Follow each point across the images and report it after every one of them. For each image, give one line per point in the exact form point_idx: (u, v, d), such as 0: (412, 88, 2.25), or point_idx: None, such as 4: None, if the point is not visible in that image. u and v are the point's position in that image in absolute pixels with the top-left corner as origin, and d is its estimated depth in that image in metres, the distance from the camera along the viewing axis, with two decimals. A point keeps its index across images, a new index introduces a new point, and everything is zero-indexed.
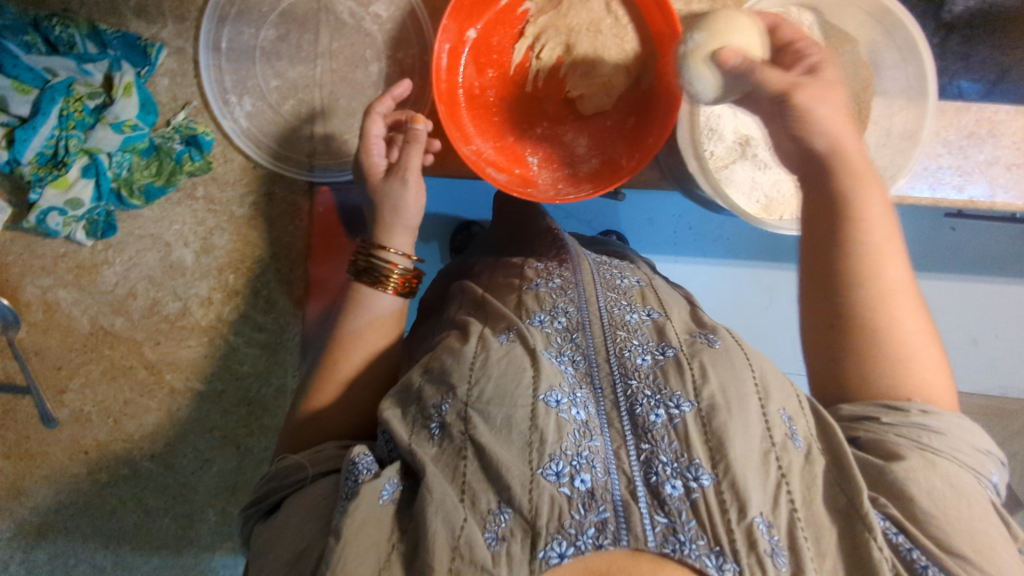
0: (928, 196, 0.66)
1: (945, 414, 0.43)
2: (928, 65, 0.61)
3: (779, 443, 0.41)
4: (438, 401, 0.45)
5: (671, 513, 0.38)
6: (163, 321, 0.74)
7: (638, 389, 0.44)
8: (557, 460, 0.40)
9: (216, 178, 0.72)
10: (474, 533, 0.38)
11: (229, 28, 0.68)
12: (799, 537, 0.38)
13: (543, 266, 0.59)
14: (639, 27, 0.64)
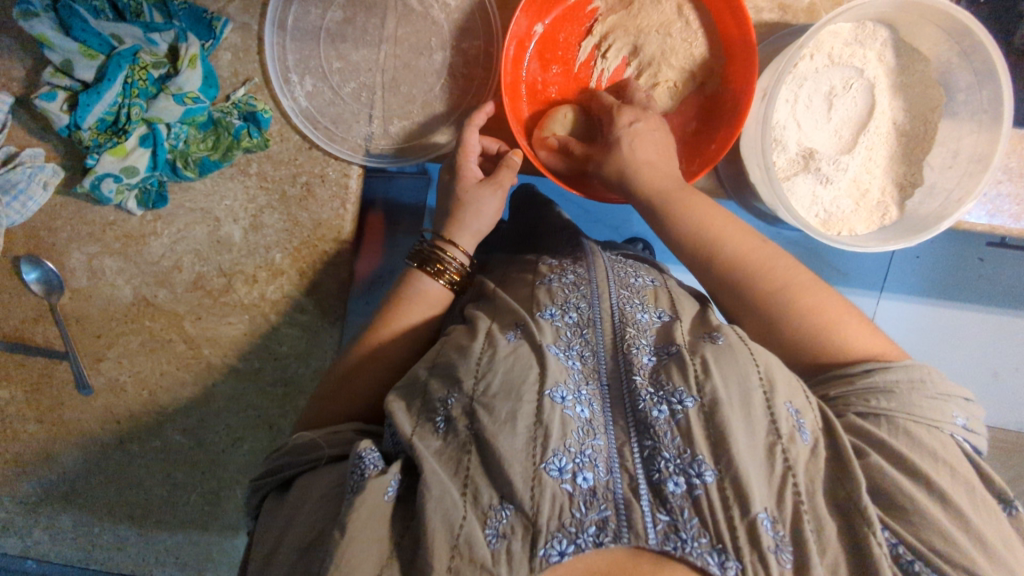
0: (985, 223, 0.68)
1: (896, 369, 0.49)
2: (1006, 88, 0.57)
3: (786, 435, 0.45)
4: (442, 395, 0.47)
5: (673, 510, 0.42)
6: (207, 295, 0.72)
7: (643, 382, 0.48)
8: (560, 457, 0.43)
9: (271, 155, 0.69)
10: (474, 531, 0.41)
11: (297, 7, 0.68)
12: (804, 529, 0.42)
13: (558, 262, 0.63)
14: (708, 33, 0.65)
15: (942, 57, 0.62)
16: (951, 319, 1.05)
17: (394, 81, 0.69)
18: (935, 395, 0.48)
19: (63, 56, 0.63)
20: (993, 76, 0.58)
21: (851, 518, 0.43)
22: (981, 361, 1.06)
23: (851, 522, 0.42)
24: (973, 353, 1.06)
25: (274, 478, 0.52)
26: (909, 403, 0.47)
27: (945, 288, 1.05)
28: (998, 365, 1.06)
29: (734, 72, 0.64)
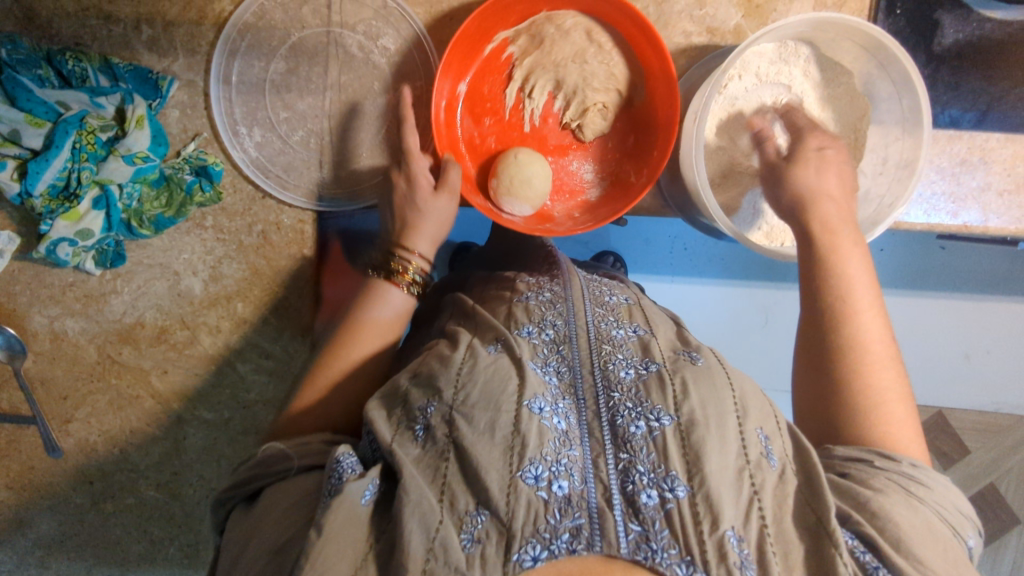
0: (923, 221, 0.71)
1: (933, 473, 0.48)
2: (924, 97, 0.60)
3: (753, 461, 0.45)
4: (423, 405, 0.48)
5: (645, 521, 0.42)
6: (171, 349, 0.72)
7: (622, 399, 0.49)
8: (536, 465, 0.43)
9: (225, 208, 0.70)
10: (449, 536, 0.41)
11: (240, 61, 0.69)
12: (769, 552, 0.42)
13: (534, 279, 0.65)
14: (623, 51, 0.68)
15: (862, 70, 0.65)
16: (915, 308, 1.10)
17: (342, 125, 0.71)
18: (958, 508, 0.48)
19: (9, 127, 0.64)
20: (909, 87, 0.60)
21: (819, 539, 0.42)
22: (955, 346, 1.11)
23: (818, 538, 0.42)
24: (947, 341, 1.11)
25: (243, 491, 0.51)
26: (936, 492, 0.47)
27: (909, 279, 1.08)
28: (970, 349, 1.11)
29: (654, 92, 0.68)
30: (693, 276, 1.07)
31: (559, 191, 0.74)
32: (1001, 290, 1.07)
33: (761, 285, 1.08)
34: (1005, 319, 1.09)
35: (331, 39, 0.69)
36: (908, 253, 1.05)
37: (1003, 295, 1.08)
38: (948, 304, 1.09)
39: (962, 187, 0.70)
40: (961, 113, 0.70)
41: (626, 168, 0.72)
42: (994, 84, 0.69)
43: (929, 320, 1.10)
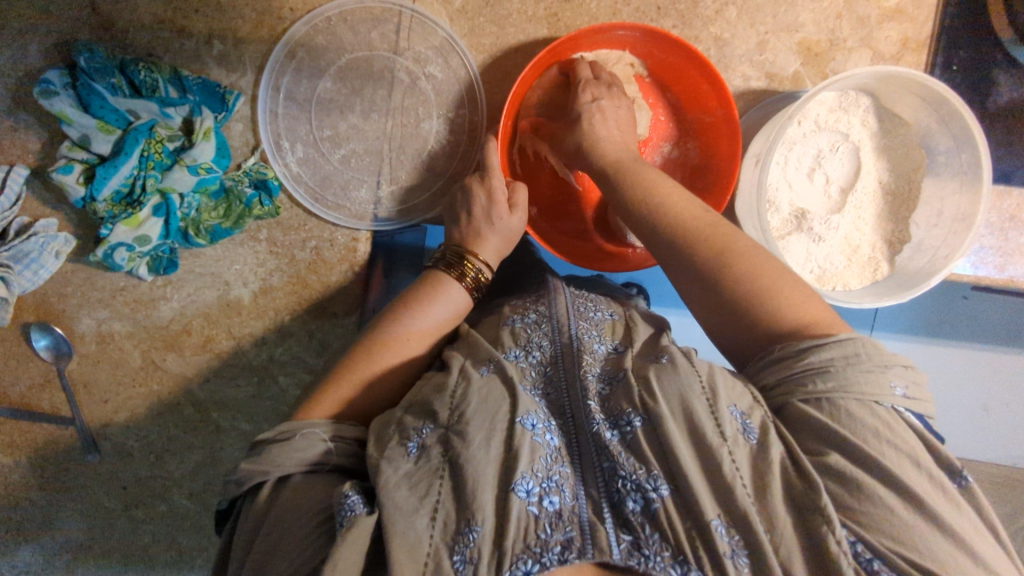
0: (971, 273, 0.71)
1: (828, 346, 0.46)
2: (984, 153, 0.60)
3: (730, 437, 0.44)
4: (418, 425, 0.48)
5: (634, 528, 0.43)
6: (215, 358, 0.73)
7: (595, 409, 0.50)
8: (527, 479, 0.44)
9: (281, 222, 0.71)
10: (441, 564, 0.40)
11: (290, 76, 0.69)
12: (761, 537, 0.40)
13: (521, 302, 0.66)
14: (613, 43, 0.69)
15: (924, 122, 0.65)
16: (943, 357, 1.09)
17: (401, 147, 0.70)
18: (871, 367, 0.45)
19: (80, 131, 0.65)
20: (969, 142, 0.61)
21: (807, 519, 0.41)
22: (973, 399, 1.11)
23: (808, 525, 0.41)
24: (967, 392, 1.10)
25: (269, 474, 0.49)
26: (846, 382, 0.44)
27: (941, 327, 1.07)
28: (989, 401, 1.11)
29: (682, 84, 0.70)
30: None
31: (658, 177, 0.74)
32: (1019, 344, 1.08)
33: None
34: None
35: (393, 61, 0.69)
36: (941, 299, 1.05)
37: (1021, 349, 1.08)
38: (976, 355, 1.09)
39: (1011, 242, 0.72)
40: (1013, 169, 0.71)
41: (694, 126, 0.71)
42: None
43: (947, 369, 1.09)
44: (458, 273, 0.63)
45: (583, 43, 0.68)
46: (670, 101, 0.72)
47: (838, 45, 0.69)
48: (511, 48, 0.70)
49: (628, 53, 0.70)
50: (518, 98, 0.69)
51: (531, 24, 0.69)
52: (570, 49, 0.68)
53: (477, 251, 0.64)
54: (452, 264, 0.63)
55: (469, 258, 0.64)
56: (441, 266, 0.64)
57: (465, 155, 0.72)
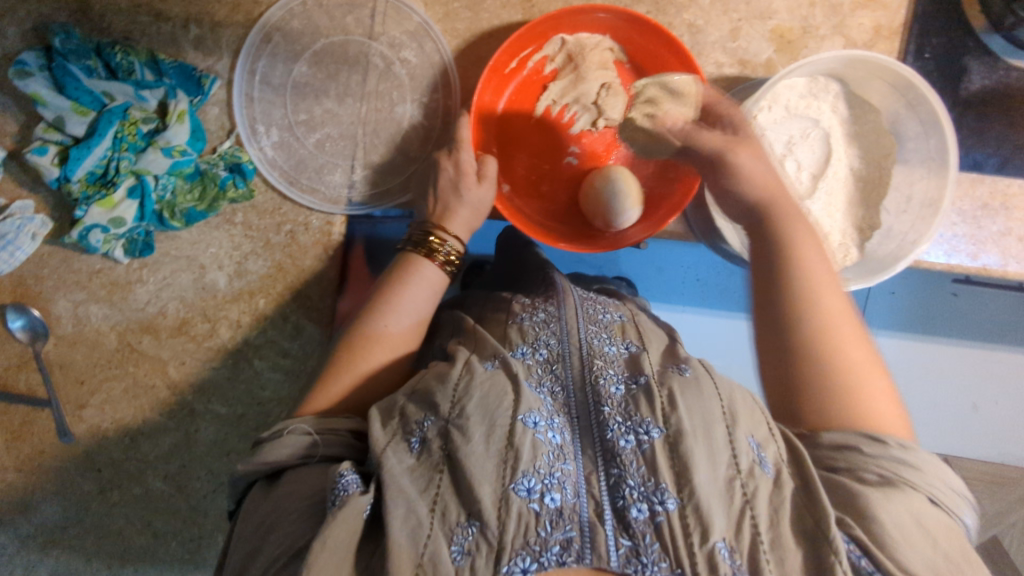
0: (943, 262, 0.72)
1: (921, 451, 0.46)
2: (951, 139, 0.61)
3: (744, 470, 0.45)
4: (421, 417, 0.48)
5: (635, 536, 0.43)
6: (190, 341, 0.73)
7: (612, 413, 0.50)
8: (528, 478, 0.44)
9: (255, 206, 0.71)
10: (439, 548, 0.41)
11: (265, 60, 0.70)
12: (761, 560, 0.42)
13: (530, 300, 0.67)
14: (594, 29, 0.68)
15: (892, 108, 0.66)
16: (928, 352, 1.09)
17: (375, 132, 0.71)
18: (950, 484, 0.46)
19: (55, 113, 0.66)
20: (937, 126, 0.62)
21: (817, 545, 0.42)
22: (965, 397, 1.10)
23: (816, 546, 0.42)
24: (960, 387, 1.10)
25: (263, 470, 0.51)
26: (931, 481, 0.45)
27: (926, 321, 1.08)
28: (977, 399, 1.10)
29: (661, 70, 0.68)
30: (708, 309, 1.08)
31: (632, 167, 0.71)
32: (1013, 342, 1.09)
33: None
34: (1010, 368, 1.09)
35: (368, 46, 0.69)
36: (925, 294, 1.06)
37: (1014, 348, 1.09)
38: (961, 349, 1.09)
39: (983, 231, 0.72)
40: (984, 157, 0.71)
41: None
42: (1018, 131, 0.70)
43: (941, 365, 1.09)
44: (430, 250, 0.63)
45: (564, 25, 0.66)
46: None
47: (811, 32, 0.69)
48: (485, 33, 0.69)
49: (609, 38, 0.68)
50: (497, 76, 0.67)
51: (505, 9, 0.69)
52: (551, 30, 0.67)
53: (447, 227, 0.64)
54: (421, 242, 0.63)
55: (437, 233, 0.64)
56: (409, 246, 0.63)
57: (439, 140, 0.71)
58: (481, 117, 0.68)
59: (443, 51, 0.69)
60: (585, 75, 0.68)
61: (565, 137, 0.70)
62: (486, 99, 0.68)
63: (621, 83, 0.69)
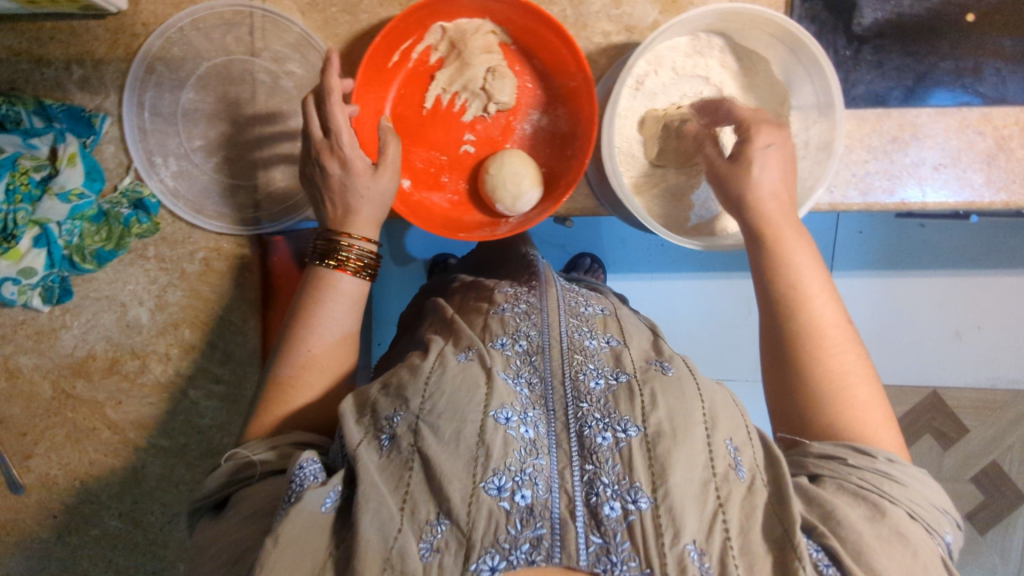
0: (860, 201, 0.71)
1: (909, 466, 0.47)
2: (834, 80, 0.60)
3: (719, 474, 0.44)
4: (389, 414, 0.46)
5: (606, 533, 0.41)
6: (123, 380, 0.74)
7: (590, 411, 0.47)
8: (499, 475, 0.42)
9: (165, 237, 0.72)
10: (406, 546, 0.40)
11: (152, 92, 0.69)
12: (730, 564, 0.41)
13: (512, 291, 0.62)
14: (471, 14, 0.67)
15: (781, 58, 0.65)
16: (897, 287, 1.16)
17: (272, 148, 0.70)
18: (937, 506, 0.47)
19: None
20: (820, 69, 0.61)
21: (783, 553, 0.41)
22: (945, 324, 1.18)
23: (784, 556, 0.41)
24: (936, 314, 1.17)
25: (207, 500, 0.50)
26: (917, 496, 0.46)
27: (898, 255, 1.14)
28: (960, 325, 1.18)
29: (543, 47, 0.67)
30: (674, 272, 1.10)
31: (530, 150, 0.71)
32: (983, 266, 1.15)
33: (742, 274, 1.10)
34: (980, 291, 1.16)
35: (253, 64, 0.69)
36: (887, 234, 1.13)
37: (986, 271, 1.15)
38: (934, 281, 1.16)
39: (896, 164, 0.71)
40: (889, 90, 0.70)
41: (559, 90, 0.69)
42: (916, 60, 0.70)
43: (913, 298, 1.16)
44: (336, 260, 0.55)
45: (439, 12, 0.65)
46: (536, 67, 0.69)
47: None
48: (365, 33, 0.68)
49: (488, 21, 0.67)
50: (377, 71, 0.65)
51: (384, 8, 0.68)
52: (428, 19, 0.65)
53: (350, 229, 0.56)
54: (327, 252, 0.55)
55: (344, 237, 0.56)
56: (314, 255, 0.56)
57: None
58: (369, 115, 0.67)
59: (326, 59, 0.68)
60: (469, 61, 0.67)
61: (459, 126, 0.70)
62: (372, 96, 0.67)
63: (506, 64, 0.68)
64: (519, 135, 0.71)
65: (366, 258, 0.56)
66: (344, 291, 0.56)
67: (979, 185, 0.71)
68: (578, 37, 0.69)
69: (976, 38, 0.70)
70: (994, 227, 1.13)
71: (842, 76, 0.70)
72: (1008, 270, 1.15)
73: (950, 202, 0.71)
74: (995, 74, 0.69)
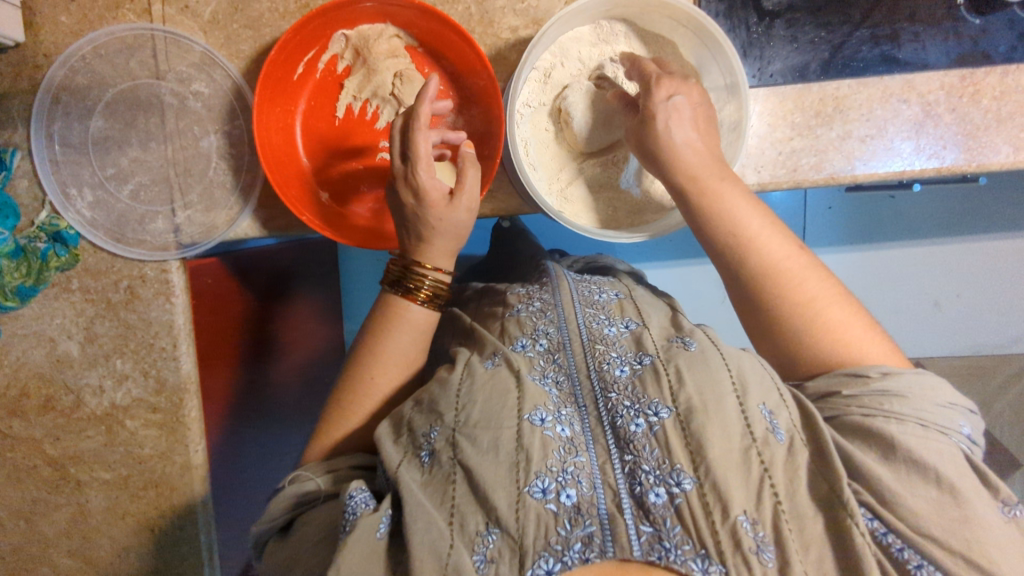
0: (788, 177, 0.70)
1: (905, 375, 0.48)
2: (736, 58, 0.60)
3: (759, 439, 0.45)
4: (427, 430, 0.49)
5: (656, 521, 0.43)
6: (59, 415, 0.73)
7: (618, 398, 0.49)
8: (542, 478, 0.44)
9: (87, 269, 0.70)
10: (462, 559, 0.42)
11: (60, 123, 0.68)
12: (783, 529, 0.42)
13: (524, 291, 0.65)
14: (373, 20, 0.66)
15: (684, 41, 0.65)
16: (872, 261, 1.10)
17: (187, 171, 0.69)
18: (943, 403, 0.48)
19: None
20: (717, 45, 0.62)
21: (833, 513, 0.43)
22: (924, 293, 1.12)
23: (834, 515, 0.43)
24: (913, 285, 1.11)
25: (274, 526, 0.52)
26: (919, 406, 0.47)
27: (870, 230, 1.09)
28: (940, 295, 1.11)
29: (449, 48, 0.66)
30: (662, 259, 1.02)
31: None
32: (961, 232, 1.08)
33: None
34: (957, 258, 1.10)
35: (159, 87, 0.68)
36: (864, 205, 1.08)
37: (965, 235, 1.09)
38: (910, 252, 1.10)
39: (820, 140, 0.70)
40: (806, 63, 0.68)
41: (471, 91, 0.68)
42: (830, 32, 0.68)
43: (889, 270, 1.11)
44: (410, 284, 0.58)
45: (338, 20, 0.64)
46: (446, 68, 0.68)
47: None
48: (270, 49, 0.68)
49: (391, 25, 0.66)
50: (281, 85, 0.65)
51: (286, 20, 0.67)
52: (328, 28, 0.64)
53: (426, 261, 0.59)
54: (401, 278, 0.59)
55: (419, 270, 0.58)
56: (388, 283, 0.60)
57: (251, 166, 0.70)
58: (277, 130, 0.66)
59: (234, 77, 0.68)
60: (375, 67, 0.66)
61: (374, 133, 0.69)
62: (278, 111, 0.66)
63: (415, 68, 0.67)
64: None
65: (436, 289, 0.59)
66: (415, 324, 0.59)
67: (907, 153, 0.70)
68: (485, 34, 0.67)
69: (891, 3, 0.68)
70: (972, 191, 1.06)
71: (758, 52, 0.68)
72: (989, 236, 1.08)
73: (880, 173, 0.70)
74: (914, 39, 0.68)
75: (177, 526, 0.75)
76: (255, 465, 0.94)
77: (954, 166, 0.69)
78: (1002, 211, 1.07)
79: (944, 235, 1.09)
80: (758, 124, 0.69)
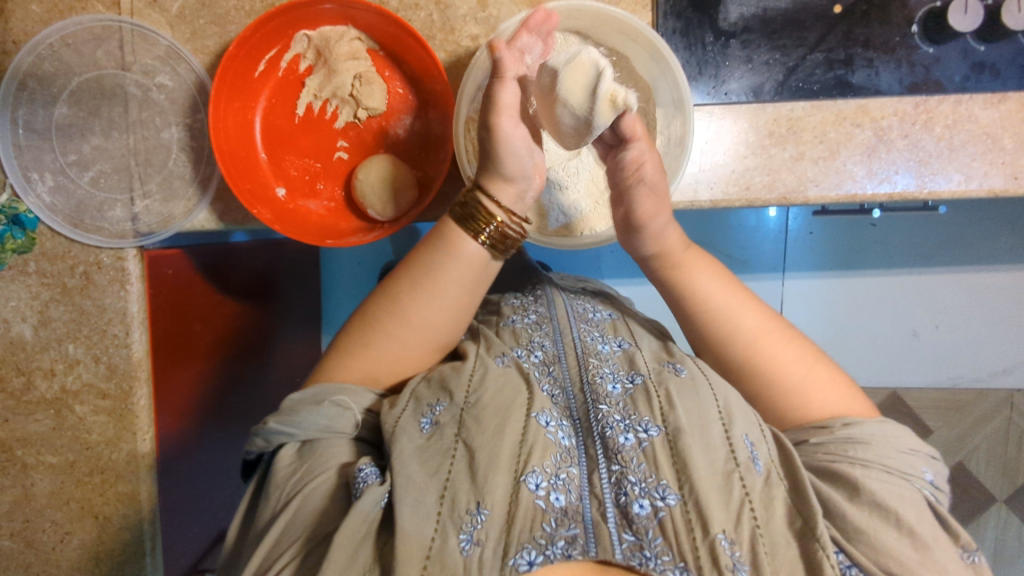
0: (741, 195, 0.71)
1: (866, 424, 0.51)
2: (681, 75, 0.62)
3: (742, 464, 0.48)
4: (433, 402, 0.52)
5: (639, 531, 0.45)
6: (10, 397, 0.74)
7: (610, 411, 0.52)
8: (538, 474, 0.46)
9: (44, 253, 0.71)
10: (446, 542, 0.43)
11: (24, 109, 0.69)
12: (759, 553, 0.44)
13: (519, 301, 0.67)
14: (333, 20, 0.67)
15: (637, 55, 0.66)
16: (848, 288, 1.09)
17: (148, 161, 0.70)
18: (906, 449, 0.50)
19: None
20: (662, 59, 0.64)
21: (805, 541, 0.45)
22: (901, 323, 1.10)
23: (805, 545, 0.45)
24: (890, 314, 1.10)
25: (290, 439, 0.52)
26: (882, 453, 0.49)
27: (848, 256, 1.07)
28: (917, 325, 1.10)
29: (407, 53, 0.67)
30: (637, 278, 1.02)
31: (404, 156, 0.72)
32: (940, 265, 1.06)
33: None
34: (933, 289, 1.08)
35: (123, 79, 0.69)
36: (839, 233, 1.06)
37: (942, 267, 1.06)
38: (887, 279, 1.08)
39: (774, 159, 0.71)
40: (760, 83, 0.69)
41: (429, 97, 0.69)
42: (785, 54, 0.69)
43: (865, 299, 1.09)
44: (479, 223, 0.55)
45: (299, 21, 0.65)
46: (406, 72, 0.69)
47: None
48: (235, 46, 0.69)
49: (352, 27, 0.67)
50: (241, 81, 0.66)
51: (250, 18, 0.69)
52: (290, 27, 0.66)
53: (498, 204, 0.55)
54: (470, 215, 0.55)
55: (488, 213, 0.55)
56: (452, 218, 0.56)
57: (212, 159, 0.71)
58: (235, 125, 0.67)
59: (197, 72, 0.69)
60: (335, 68, 0.67)
61: (332, 133, 0.71)
62: (236, 107, 0.67)
63: (375, 70, 0.69)
64: (392, 140, 0.71)
65: (503, 236, 0.56)
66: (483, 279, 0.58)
67: (860, 177, 0.71)
68: (446, 40, 0.69)
69: (847, 28, 0.69)
70: (948, 219, 1.03)
71: (713, 71, 0.69)
72: (968, 267, 1.06)
73: (834, 195, 0.71)
74: (867, 65, 0.69)
75: (119, 513, 0.75)
76: (211, 458, 0.93)
77: (904, 192, 0.70)
78: (980, 243, 1.04)
79: (921, 265, 1.06)
80: (714, 141, 0.70)
